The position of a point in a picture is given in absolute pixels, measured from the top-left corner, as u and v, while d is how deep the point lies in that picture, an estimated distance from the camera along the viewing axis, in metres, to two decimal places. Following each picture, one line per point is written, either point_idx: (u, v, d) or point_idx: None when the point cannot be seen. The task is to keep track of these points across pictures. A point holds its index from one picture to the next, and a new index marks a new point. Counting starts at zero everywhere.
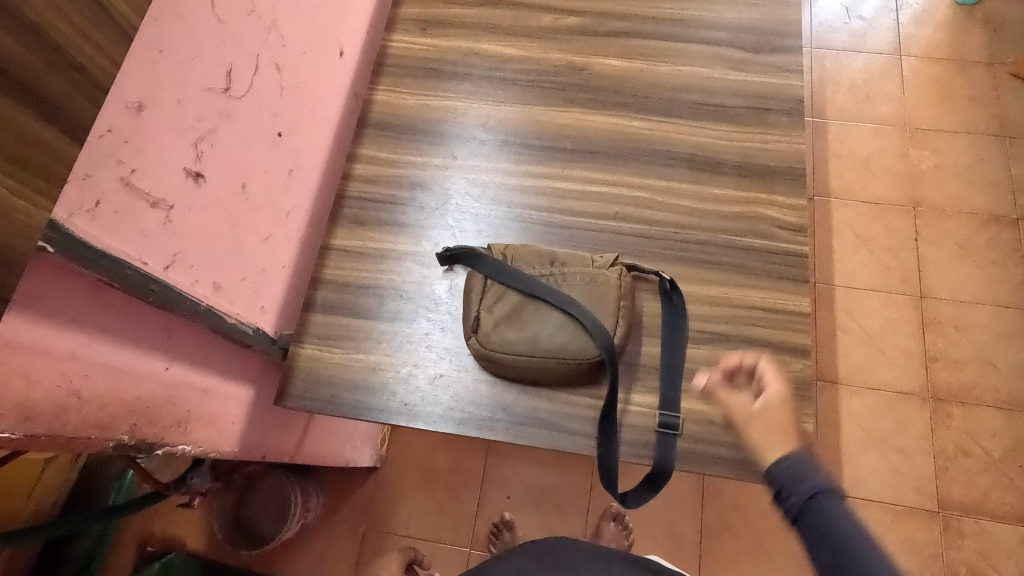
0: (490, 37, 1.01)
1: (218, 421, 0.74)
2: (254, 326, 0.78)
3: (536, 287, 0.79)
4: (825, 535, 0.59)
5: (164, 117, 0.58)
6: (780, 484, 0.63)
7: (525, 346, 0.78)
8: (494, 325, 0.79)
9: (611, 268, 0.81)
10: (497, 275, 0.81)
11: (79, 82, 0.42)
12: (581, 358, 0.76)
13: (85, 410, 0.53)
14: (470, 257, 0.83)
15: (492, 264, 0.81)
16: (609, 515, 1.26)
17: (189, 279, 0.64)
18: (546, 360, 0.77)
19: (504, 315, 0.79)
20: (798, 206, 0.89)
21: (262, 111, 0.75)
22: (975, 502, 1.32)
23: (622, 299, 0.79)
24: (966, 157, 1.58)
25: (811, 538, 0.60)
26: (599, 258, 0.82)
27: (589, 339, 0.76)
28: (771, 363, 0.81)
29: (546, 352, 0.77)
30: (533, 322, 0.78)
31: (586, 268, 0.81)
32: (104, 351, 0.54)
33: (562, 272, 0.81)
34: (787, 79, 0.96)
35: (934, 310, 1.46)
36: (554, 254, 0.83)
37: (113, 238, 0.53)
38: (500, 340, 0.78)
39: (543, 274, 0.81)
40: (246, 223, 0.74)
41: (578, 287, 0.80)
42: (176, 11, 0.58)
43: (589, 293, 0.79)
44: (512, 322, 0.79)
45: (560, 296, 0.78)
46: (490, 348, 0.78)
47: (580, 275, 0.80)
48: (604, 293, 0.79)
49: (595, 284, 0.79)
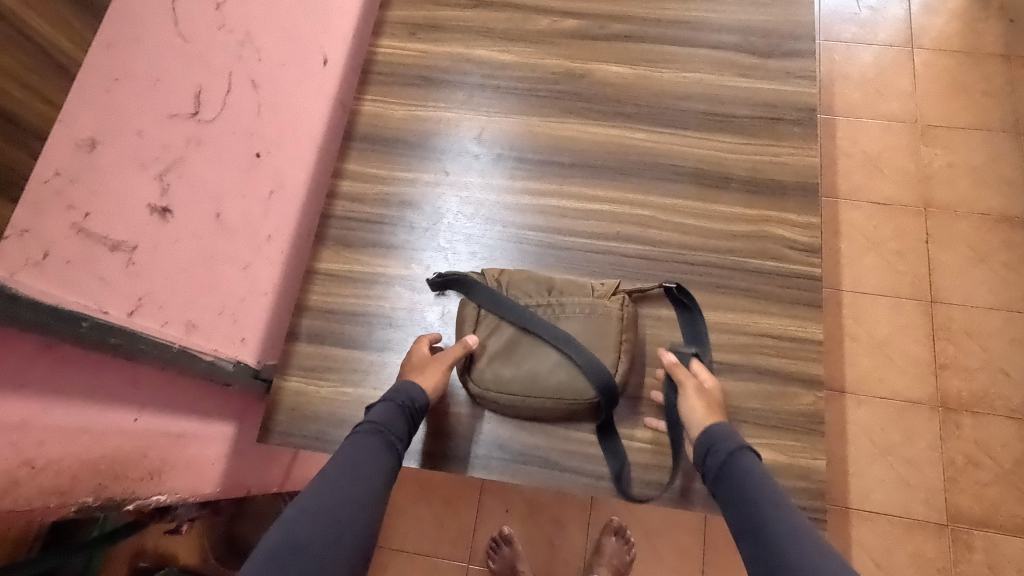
0: (483, 41, 0.95)
1: (197, 464, 0.70)
2: (234, 361, 0.74)
3: (531, 319, 0.74)
4: (733, 485, 0.61)
5: (122, 152, 0.53)
6: (703, 446, 0.67)
7: (521, 384, 0.73)
8: (489, 359, 0.75)
9: (612, 297, 0.76)
10: (490, 304, 0.76)
11: (13, 134, 0.38)
12: (580, 398, 0.72)
13: (42, 478, 0.48)
14: (463, 284, 0.77)
15: (483, 290, 0.76)
16: (610, 529, 1.22)
17: (157, 321, 0.60)
18: (542, 399, 0.73)
19: (499, 349, 0.75)
20: (811, 224, 0.84)
21: (236, 132, 0.69)
22: (985, 514, 1.29)
23: (625, 332, 0.75)
24: (980, 155, 1.52)
25: (727, 491, 0.62)
26: (600, 286, 0.77)
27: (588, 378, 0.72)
28: (782, 396, 0.77)
29: (543, 392, 0.73)
30: (529, 358, 0.74)
31: (585, 296, 0.76)
32: (59, 414, 0.49)
33: (560, 303, 0.76)
34: (800, 87, 0.90)
35: (945, 316, 1.42)
36: (552, 282, 0.78)
37: (66, 292, 0.49)
38: (496, 375, 0.74)
39: (538, 304, 0.76)
40: (220, 253, 0.69)
41: (577, 318, 0.75)
42: (133, 32, 0.52)
43: (589, 326, 0.75)
44: (506, 356, 0.74)
45: (557, 331, 0.73)
46: (484, 386, 0.74)
47: (578, 306, 0.76)
48: (607, 325, 0.74)
49: (596, 316, 0.75)
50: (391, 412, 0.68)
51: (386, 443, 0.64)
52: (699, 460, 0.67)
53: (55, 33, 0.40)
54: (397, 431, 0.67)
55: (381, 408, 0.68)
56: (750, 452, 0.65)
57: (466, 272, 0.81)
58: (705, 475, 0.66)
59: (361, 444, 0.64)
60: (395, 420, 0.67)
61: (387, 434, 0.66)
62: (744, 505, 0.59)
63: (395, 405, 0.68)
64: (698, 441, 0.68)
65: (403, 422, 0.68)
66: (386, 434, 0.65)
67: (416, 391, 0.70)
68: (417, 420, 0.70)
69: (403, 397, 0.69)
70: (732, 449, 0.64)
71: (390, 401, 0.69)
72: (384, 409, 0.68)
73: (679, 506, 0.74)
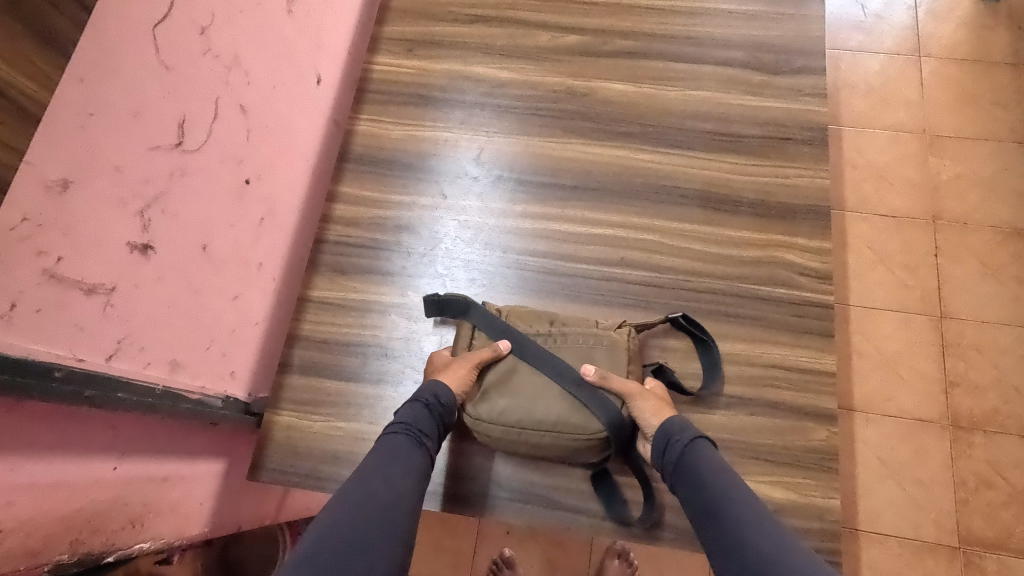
0: (482, 58, 0.92)
1: (184, 507, 0.67)
2: (223, 397, 0.71)
3: (529, 348, 0.72)
4: (690, 477, 0.60)
5: (98, 190, 0.50)
6: (660, 438, 0.65)
7: (519, 412, 0.69)
8: (487, 387, 0.71)
9: (617, 329, 0.74)
10: (489, 329, 0.74)
11: None
12: (584, 430, 0.68)
13: (11, 540, 0.45)
14: (460, 304, 0.75)
15: (481, 313, 0.74)
16: (613, 552, 1.19)
17: (138, 363, 0.57)
18: (539, 430, 0.69)
19: (495, 381, 0.71)
20: (822, 249, 0.81)
21: (224, 161, 0.66)
22: (997, 537, 1.26)
23: (633, 366, 0.72)
24: (990, 166, 1.49)
25: (682, 482, 0.61)
26: (604, 320, 0.76)
27: (588, 408, 0.69)
28: (794, 431, 0.74)
29: (541, 422, 0.69)
30: (528, 386, 0.71)
31: (589, 326, 0.74)
32: (29, 471, 0.46)
33: (563, 332, 0.73)
34: (809, 105, 0.87)
35: (955, 331, 1.38)
36: (555, 314, 0.76)
37: (36, 342, 0.46)
38: (493, 404, 0.70)
39: (540, 333, 0.74)
40: (207, 286, 0.66)
41: (581, 349, 0.72)
42: (110, 63, 0.49)
43: (593, 359, 0.72)
44: (504, 384, 0.71)
45: (556, 362, 0.71)
46: (478, 415, 0.70)
47: (581, 336, 0.73)
48: (614, 359, 0.72)
49: (601, 346, 0.72)
50: (416, 412, 0.66)
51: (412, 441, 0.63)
52: (657, 454, 0.65)
53: (14, 74, 0.37)
54: (423, 430, 0.65)
55: (406, 408, 0.66)
56: (707, 441, 0.63)
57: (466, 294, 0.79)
58: (664, 470, 0.64)
59: (388, 444, 0.62)
60: (421, 419, 0.66)
61: (414, 433, 0.64)
62: (697, 494, 0.58)
63: (419, 404, 0.67)
64: (656, 437, 0.66)
65: (430, 420, 0.66)
66: (412, 433, 0.64)
67: (441, 389, 0.69)
68: (446, 418, 0.68)
69: (430, 395, 0.67)
70: (685, 439, 0.63)
71: (415, 400, 0.67)
72: (409, 409, 0.66)
73: (683, 547, 0.72)
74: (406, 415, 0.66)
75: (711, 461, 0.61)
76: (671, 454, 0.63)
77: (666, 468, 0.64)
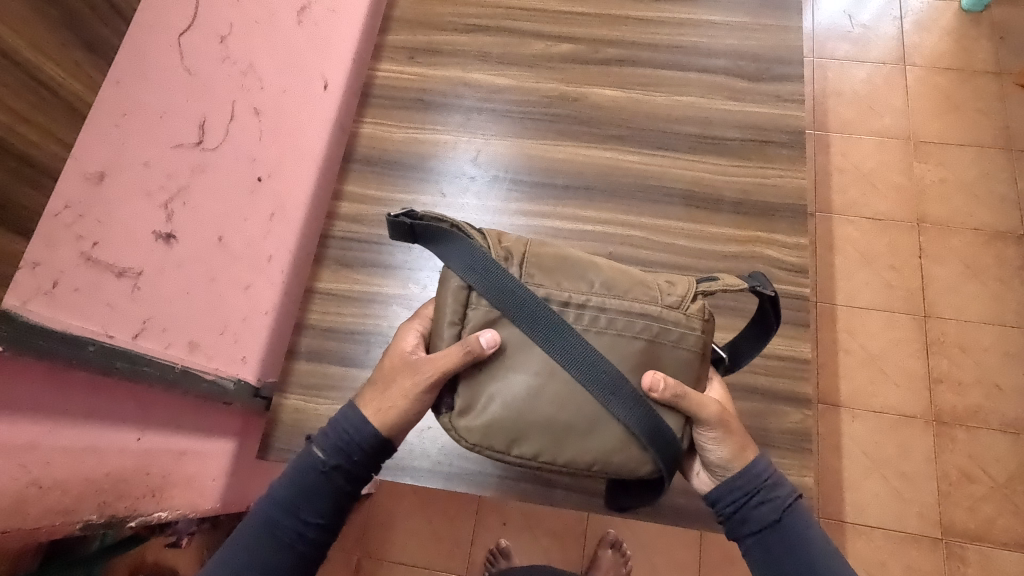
0: (480, 65, 0.97)
1: (197, 481, 0.72)
2: (235, 379, 0.76)
3: (564, 337, 0.54)
4: (785, 545, 0.57)
5: (127, 183, 0.55)
6: (754, 489, 0.59)
7: (540, 442, 0.54)
8: (493, 394, 0.55)
9: (693, 313, 0.58)
10: (500, 301, 0.55)
11: (25, 173, 0.39)
12: (630, 472, 0.55)
13: (48, 498, 0.50)
14: (461, 259, 0.55)
15: (497, 278, 0.55)
16: (606, 542, 1.24)
17: (161, 343, 0.62)
18: (565, 464, 0.54)
19: (498, 379, 0.55)
20: (799, 245, 0.86)
21: (238, 159, 0.71)
22: (979, 529, 1.27)
23: (703, 368, 0.59)
24: (972, 170, 1.51)
25: (773, 548, 0.58)
26: (672, 295, 0.58)
27: (641, 444, 0.54)
28: (771, 414, 0.79)
29: (574, 459, 0.54)
30: (558, 399, 0.54)
31: (653, 305, 0.57)
32: (66, 434, 0.51)
33: (603, 310, 0.56)
34: (788, 110, 0.92)
35: (939, 330, 1.40)
36: (592, 275, 0.58)
37: (74, 317, 0.51)
38: (504, 421, 0.54)
39: (566, 303, 0.56)
40: (222, 276, 0.71)
41: (637, 341, 0.56)
42: (140, 69, 0.54)
43: (658, 357, 0.56)
44: (521, 387, 0.54)
45: (599, 367, 0.54)
46: (475, 441, 0.55)
47: (639, 323, 0.56)
48: (680, 357, 0.57)
49: (658, 340, 0.56)
50: (305, 481, 0.56)
51: (280, 529, 0.55)
52: (739, 508, 0.59)
53: (64, 76, 0.42)
54: (307, 507, 0.55)
55: (296, 473, 0.56)
56: (801, 501, 0.60)
57: (458, 225, 0.57)
58: (738, 522, 0.60)
59: (260, 528, 0.55)
60: (308, 492, 0.56)
61: (292, 513, 0.55)
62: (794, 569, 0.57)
63: (313, 470, 0.56)
64: (741, 479, 0.59)
65: (319, 493, 0.56)
66: (287, 515, 0.55)
67: (348, 446, 0.57)
68: (350, 481, 0.57)
69: (325, 452, 0.56)
70: (790, 501, 0.59)
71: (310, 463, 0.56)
72: (298, 476, 0.56)
73: (668, 523, 0.77)
74: (296, 480, 0.56)
75: (804, 526, 0.58)
76: (769, 512, 0.58)
77: (749, 519, 0.59)
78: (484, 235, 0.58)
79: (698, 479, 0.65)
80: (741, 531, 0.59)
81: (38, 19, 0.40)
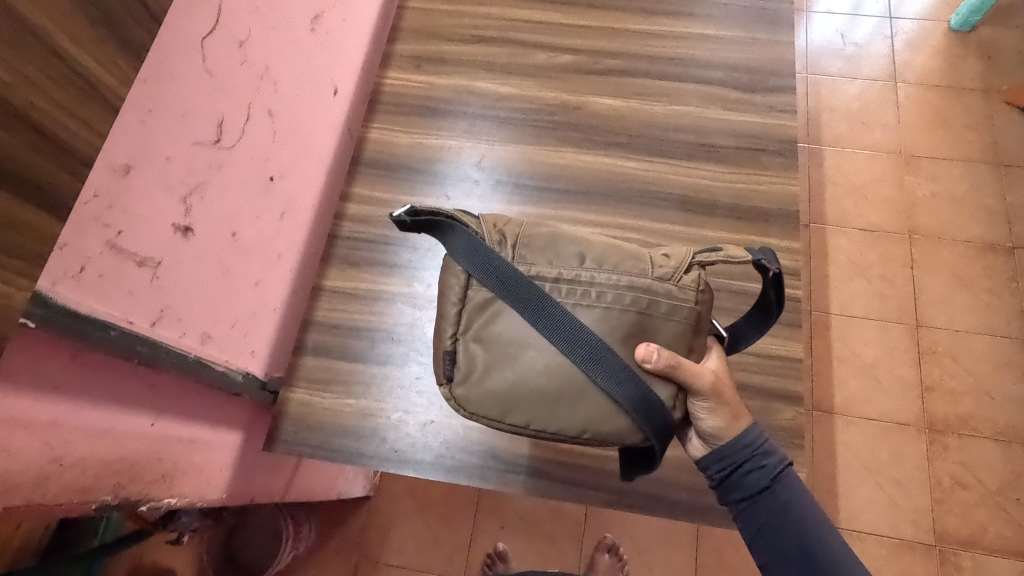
0: (485, 74, 1.01)
1: (205, 471, 0.73)
2: (244, 372, 0.78)
3: (552, 316, 0.56)
4: (768, 511, 0.61)
5: (151, 176, 0.57)
6: (747, 457, 0.62)
7: (532, 412, 0.57)
8: (489, 366, 0.57)
9: (684, 281, 0.60)
10: (495, 283, 0.57)
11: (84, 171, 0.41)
12: (621, 440, 0.57)
13: (68, 476, 0.52)
14: (452, 242, 0.58)
15: (488, 259, 0.57)
16: (604, 546, 1.25)
17: (176, 332, 0.65)
18: (556, 432, 0.57)
19: (492, 354, 0.57)
20: (791, 248, 0.89)
21: (253, 157, 0.74)
22: (972, 535, 1.29)
23: (696, 339, 0.61)
24: (962, 184, 1.54)
25: (760, 513, 0.61)
26: (664, 267, 0.61)
27: (628, 413, 0.56)
28: (765, 412, 0.81)
29: (563, 425, 0.56)
30: (548, 371, 0.56)
31: (643, 277, 0.59)
32: (86, 415, 0.54)
33: (594, 285, 0.59)
34: (780, 120, 0.96)
35: (930, 339, 1.42)
36: (585, 250, 0.61)
37: (97, 302, 0.53)
38: (499, 391, 0.57)
39: (556, 279, 0.59)
40: (235, 270, 0.73)
41: (628, 313, 0.58)
42: (166, 70, 0.58)
43: (649, 328, 0.59)
44: (514, 361, 0.57)
45: (587, 340, 0.55)
46: (473, 410, 0.58)
47: (629, 296, 0.58)
48: (672, 330, 0.59)
49: (648, 313, 0.58)
50: None
51: None
52: (729, 474, 0.62)
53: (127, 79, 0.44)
54: None
55: None
56: (789, 469, 0.63)
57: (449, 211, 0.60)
58: (728, 487, 0.63)
59: None
60: None
61: None
62: (775, 534, 0.61)
63: None
64: (732, 447, 0.62)
65: None
66: None
67: None
68: None
69: None
70: (779, 469, 0.62)
71: None
72: None
73: (664, 516, 0.80)
74: None
75: (790, 492, 0.62)
76: (760, 478, 0.61)
77: (742, 484, 0.62)
78: (478, 222, 0.61)
79: (692, 445, 0.69)
80: (732, 496, 0.63)
81: (108, 28, 0.41)
